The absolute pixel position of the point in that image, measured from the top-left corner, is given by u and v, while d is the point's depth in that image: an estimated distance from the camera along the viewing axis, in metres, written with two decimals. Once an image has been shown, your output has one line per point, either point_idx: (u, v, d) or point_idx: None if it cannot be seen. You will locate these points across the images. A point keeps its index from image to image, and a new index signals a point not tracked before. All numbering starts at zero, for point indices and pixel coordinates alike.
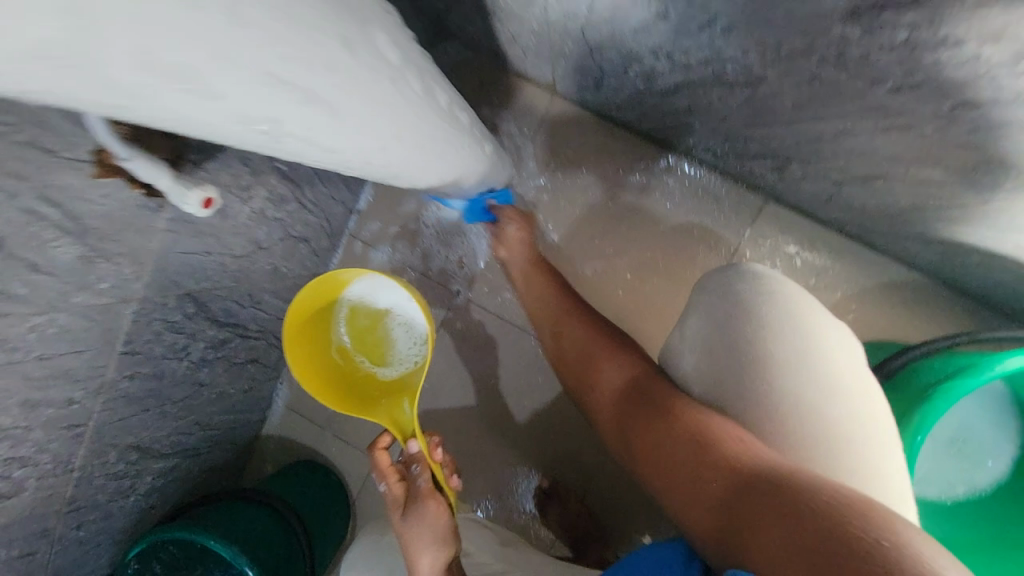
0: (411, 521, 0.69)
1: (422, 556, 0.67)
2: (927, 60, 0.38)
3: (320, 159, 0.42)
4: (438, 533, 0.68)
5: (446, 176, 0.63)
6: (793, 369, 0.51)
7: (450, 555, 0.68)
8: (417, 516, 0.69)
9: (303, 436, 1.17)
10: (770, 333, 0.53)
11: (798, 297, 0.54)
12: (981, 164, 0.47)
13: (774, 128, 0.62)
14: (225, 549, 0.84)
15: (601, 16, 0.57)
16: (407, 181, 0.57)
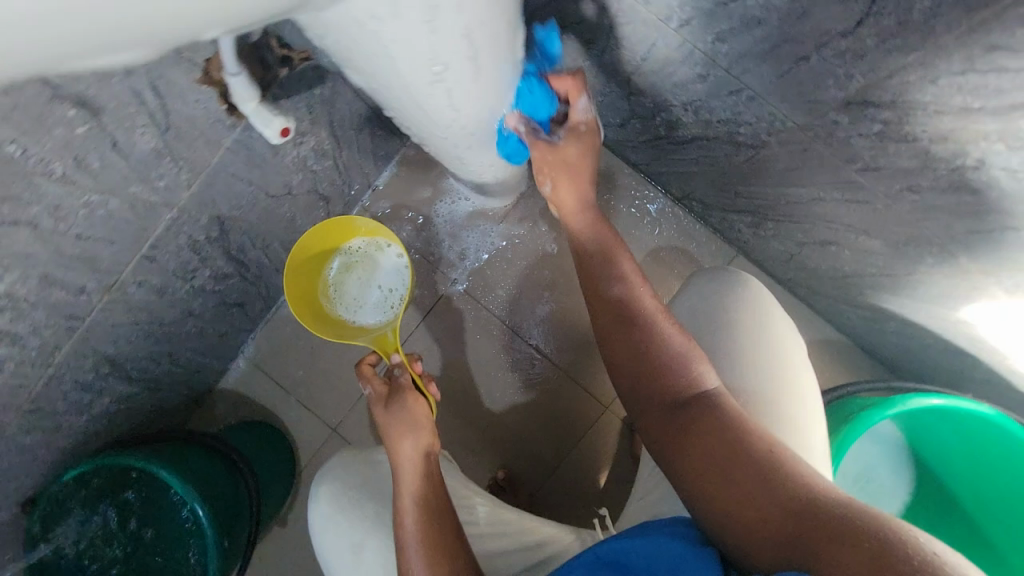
0: (392, 407, 0.76)
1: (403, 439, 0.73)
2: (892, 148, 0.52)
3: (423, 93, 0.50)
4: (416, 420, 0.75)
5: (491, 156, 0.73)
6: (739, 338, 0.63)
7: (428, 442, 0.75)
8: (397, 403, 0.77)
9: (262, 396, 1.14)
10: (732, 315, 0.64)
11: (760, 294, 0.65)
12: (912, 240, 0.63)
13: (762, 187, 0.77)
14: (174, 481, 0.80)
15: (651, 65, 0.70)
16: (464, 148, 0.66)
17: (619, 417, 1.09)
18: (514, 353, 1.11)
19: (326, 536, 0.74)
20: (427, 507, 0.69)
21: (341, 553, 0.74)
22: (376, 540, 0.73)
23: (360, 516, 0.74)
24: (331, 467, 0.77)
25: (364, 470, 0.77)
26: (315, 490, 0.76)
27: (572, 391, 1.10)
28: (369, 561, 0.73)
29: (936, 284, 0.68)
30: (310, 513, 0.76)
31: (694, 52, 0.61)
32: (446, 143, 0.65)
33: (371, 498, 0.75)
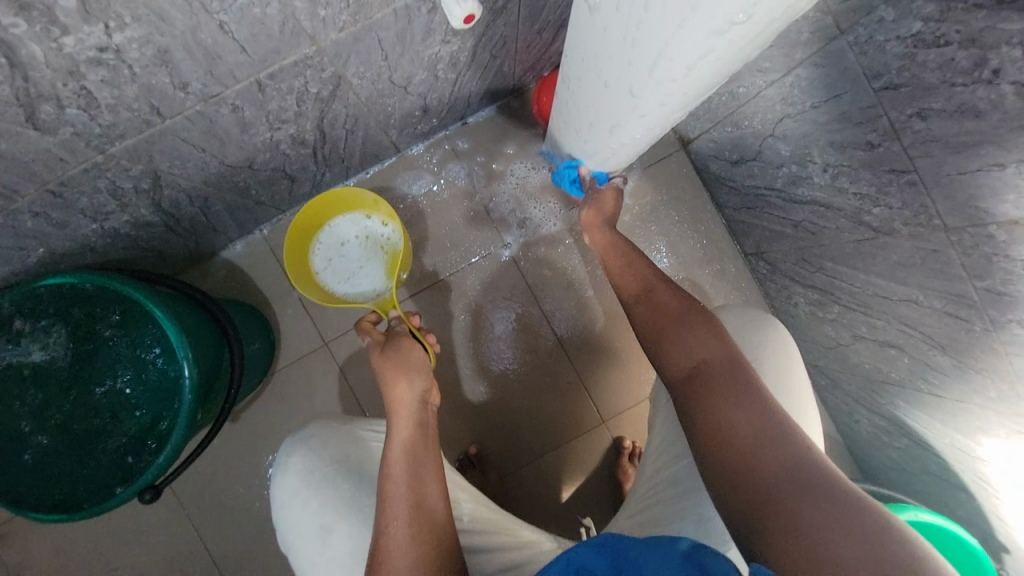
0: (391, 351, 0.68)
1: (397, 388, 0.66)
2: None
3: (666, 48, 0.47)
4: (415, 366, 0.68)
5: (634, 135, 0.70)
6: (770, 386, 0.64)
7: (424, 390, 0.67)
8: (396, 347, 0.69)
9: (265, 281, 1.06)
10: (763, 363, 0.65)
11: (786, 346, 0.67)
12: (987, 371, 0.64)
13: (855, 271, 0.78)
14: (170, 328, 0.72)
15: (818, 116, 0.70)
16: (628, 114, 0.63)
17: (610, 435, 1.07)
18: (534, 336, 1.08)
19: (291, 512, 0.66)
20: (414, 467, 0.61)
21: (306, 534, 0.64)
22: (344, 524, 0.63)
23: (332, 494, 0.65)
24: (304, 435, 0.69)
25: (340, 444, 0.67)
26: (283, 460, 0.68)
27: (576, 394, 1.07)
28: (337, 544, 0.63)
29: (980, 421, 0.69)
30: (276, 485, 0.68)
31: (880, 118, 0.62)
32: (623, 98, 0.60)
33: (344, 477, 0.65)
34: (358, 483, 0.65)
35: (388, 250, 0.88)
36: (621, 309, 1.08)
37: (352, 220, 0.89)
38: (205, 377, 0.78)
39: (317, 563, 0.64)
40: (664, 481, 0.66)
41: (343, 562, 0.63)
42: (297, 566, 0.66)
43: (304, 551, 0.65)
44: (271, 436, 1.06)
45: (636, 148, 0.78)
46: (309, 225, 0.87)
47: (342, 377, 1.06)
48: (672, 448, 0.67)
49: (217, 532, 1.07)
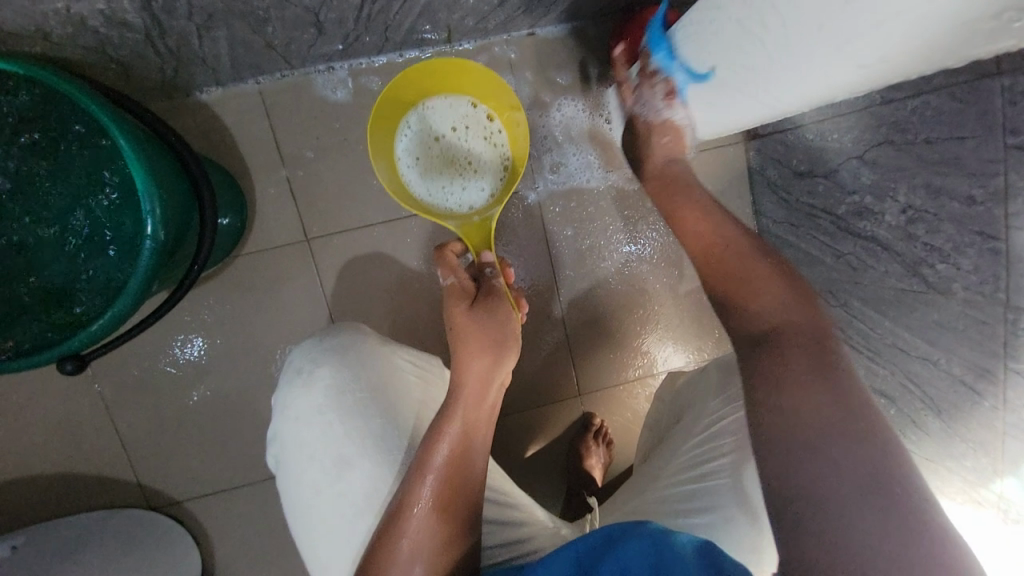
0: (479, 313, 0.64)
1: (477, 357, 0.62)
2: None
3: (887, 27, 0.45)
4: (499, 342, 0.63)
5: (760, 110, 0.68)
6: None
7: (499, 369, 0.63)
8: (486, 308, 0.64)
9: (250, 144, 0.89)
10: None
11: None
12: (975, 444, 0.67)
13: (883, 318, 0.78)
14: (138, 172, 0.58)
15: (925, 154, 0.66)
16: (777, 87, 0.61)
17: (583, 409, 1.05)
18: (537, 292, 1.01)
19: (305, 431, 0.63)
20: (464, 446, 0.59)
21: (319, 459, 0.62)
22: (364, 460, 0.61)
23: (358, 427, 0.62)
24: (337, 350, 0.66)
25: (374, 372, 0.65)
26: (307, 370, 0.65)
27: (562, 361, 1.04)
28: (350, 480, 0.61)
29: (942, 482, 0.73)
30: (292, 395, 0.65)
31: (996, 176, 0.58)
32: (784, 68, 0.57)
33: (373, 410, 0.63)
34: (386, 421, 0.62)
35: (484, 155, 0.78)
36: (630, 289, 1.03)
37: (450, 105, 0.78)
38: (176, 240, 0.65)
39: (322, 494, 0.62)
40: (681, 495, 0.67)
41: (353, 501, 0.61)
42: (292, 491, 0.63)
43: (309, 475, 0.62)
44: (219, 323, 0.93)
45: (739, 122, 0.75)
46: (397, 103, 0.74)
47: (318, 282, 0.93)
48: (700, 467, 0.68)
49: (133, 410, 0.94)
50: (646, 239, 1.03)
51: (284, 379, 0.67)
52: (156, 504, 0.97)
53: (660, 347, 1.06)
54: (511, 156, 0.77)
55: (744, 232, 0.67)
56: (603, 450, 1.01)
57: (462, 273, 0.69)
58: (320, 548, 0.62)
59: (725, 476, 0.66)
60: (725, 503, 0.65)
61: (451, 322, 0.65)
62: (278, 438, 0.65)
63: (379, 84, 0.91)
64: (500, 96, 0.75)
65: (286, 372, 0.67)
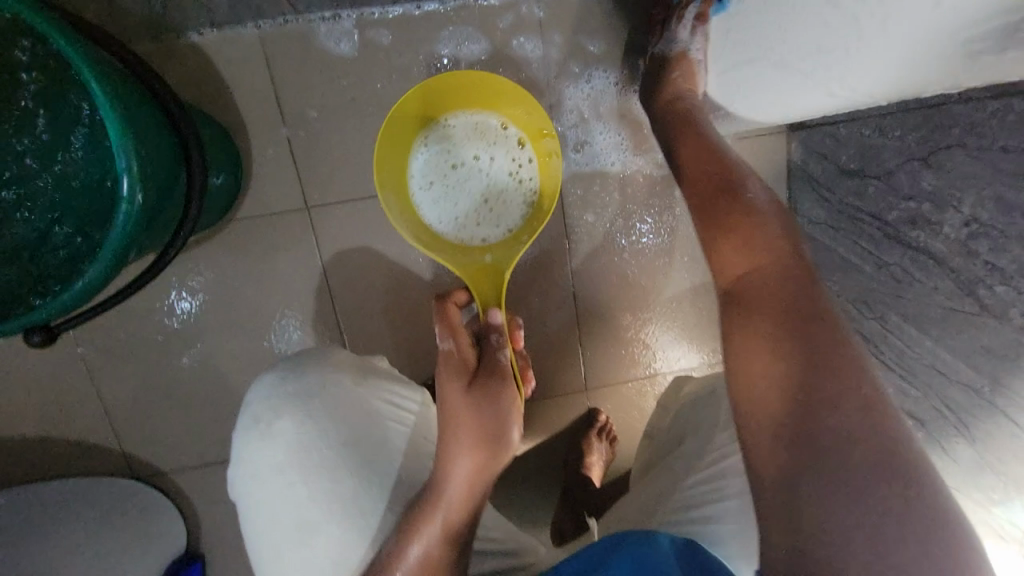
0: (476, 398, 0.54)
1: (468, 455, 0.54)
2: None
3: None
4: (495, 440, 0.54)
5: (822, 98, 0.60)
6: None
7: (491, 467, 0.55)
8: (483, 391, 0.54)
9: (245, 98, 0.80)
10: None
11: None
12: (1011, 479, 0.63)
13: (922, 336, 0.72)
14: (114, 123, 0.51)
15: (1002, 161, 0.58)
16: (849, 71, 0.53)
17: (588, 404, 1.01)
18: (549, 280, 0.95)
19: (268, 493, 0.60)
20: (446, 544, 0.54)
21: (283, 522, 0.59)
22: (331, 524, 0.58)
23: (326, 488, 0.59)
24: (303, 398, 0.62)
25: (347, 423, 0.61)
26: (270, 422, 0.61)
27: (569, 353, 0.98)
28: (319, 545, 0.58)
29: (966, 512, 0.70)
30: (255, 448, 0.61)
31: None
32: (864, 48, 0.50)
33: (344, 469, 0.59)
34: (358, 481, 0.59)
35: (503, 180, 0.73)
36: (648, 283, 0.97)
37: (473, 120, 0.73)
38: (158, 203, 0.58)
39: (290, 558, 0.59)
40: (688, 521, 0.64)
41: (321, 563, 0.58)
42: (256, 546, 0.61)
43: (273, 534, 0.59)
44: (207, 291, 0.87)
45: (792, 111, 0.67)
46: (412, 116, 0.69)
47: (315, 255, 0.87)
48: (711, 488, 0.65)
49: (116, 376, 0.89)
50: (670, 230, 0.96)
51: (244, 425, 0.64)
52: (139, 473, 0.93)
53: (663, 336, 1.00)
54: (535, 187, 0.72)
55: (769, 201, 0.56)
56: (605, 448, 0.97)
57: (460, 335, 0.58)
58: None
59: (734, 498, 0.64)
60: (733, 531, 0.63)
61: (442, 400, 0.56)
62: (241, 489, 0.63)
63: (391, 39, 0.82)
64: (527, 121, 0.71)
65: (245, 418, 0.63)
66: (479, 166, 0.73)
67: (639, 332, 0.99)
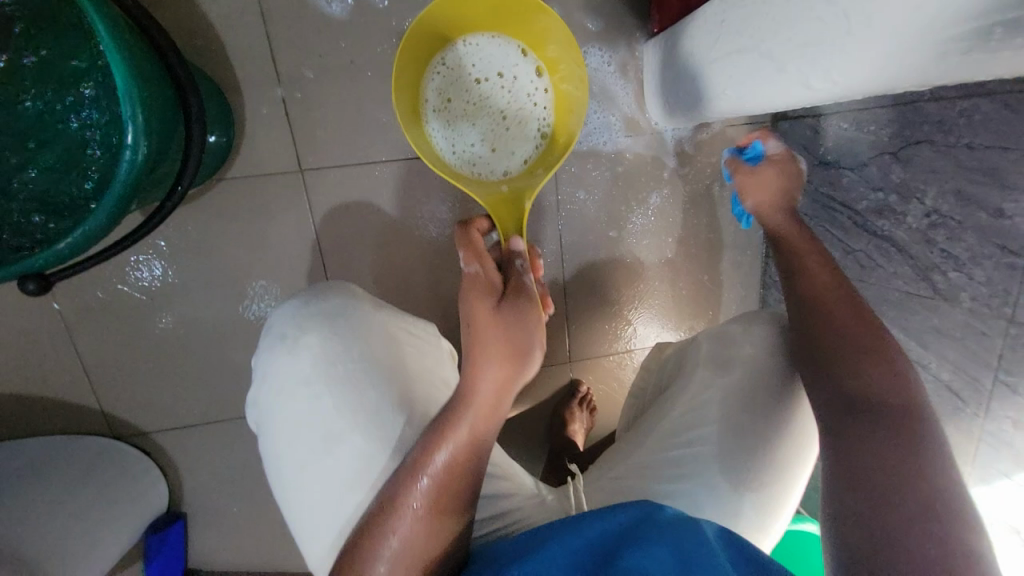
0: (509, 313, 0.51)
1: (503, 364, 0.50)
2: None
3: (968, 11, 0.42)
4: (526, 355, 0.51)
5: (802, 98, 0.64)
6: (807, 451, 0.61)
7: (520, 381, 0.52)
8: (515, 308, 0.52)
9: (238, 53, 0.78)
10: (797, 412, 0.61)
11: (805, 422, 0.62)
12: (949, 444, 0.72)
13: (881, 317, 0.79)
14: (117, 70, 0.50)
15: (964, 158, 0.64)
16: (827, 73, 0.57)
17: (570, 376, 1.05)
18: (539, 254, 0.98)
19: (293, 401, 0.55)
20: (464, 461, 0.50)
21: (305, 433, 0.54)
22: (356, 435, 0.53)
23: (354, 400, 0.54)
24: (330, 312, 0.58)
25: (373, 338, 0.57)
26: (293, 334, 0.57)
27: (555, 325, 1.02)
28: (340, 459, 0.53)
29: None
30: (276, 363, 0.57)
31: None
32: (841, 48, 0.53)
33: (370, 380, 0.55)
34: (385, 392, 0.55)
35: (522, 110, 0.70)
36: (633, 260, 1.01)
37: (496, 47, 0.70)
38: (156, 158, 0.57)
39: (307, 471, 0.54)
40: (665, 461, 0.62)
41: (343, 478, 0.53)
42: (275, 467, 0.56)
43: (293, 450, 0.54)
44: (191, 250, 0.85)
45: (772, 107, 0.71)
46: (430, 32, 0.65)
47: (308, 218, 0.86)
48: (683, 433, 0.63)
49: (96, 334, 0.87)
50: (656, 211, 0.99)
51: (266, 343, 0.59)
52: (120, 432, 0.92)
53: (643, 315, 1.04)
54: (553, 125, 0.70)
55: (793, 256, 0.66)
56: (586, 416, 1.02)
57: (489, 261, 0.56)
58: (303, 526, 0.54)
59: (710, 443, 0.61)
60: (709, 472, 0.60)
61: (468, 318, 0.53)
62: (259, 409, 0.58)
63: (387, 2, 0.80)
64: (552, 53, 0.68)
65: (268, 337, 0.59)
66: (501, 89, 0.70)
67: (621, 309, 1.04)
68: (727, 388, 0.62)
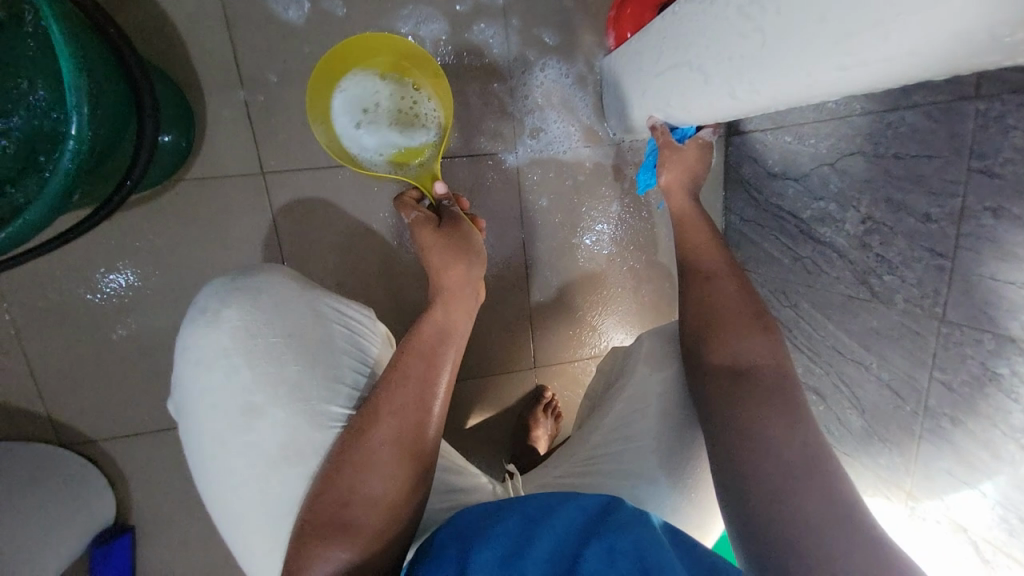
0: (445, 232, 0.63)
1: (454, 265, 0.61)
2: (1003, 388, 0.59)
3: (872, 25, 0.45)
4: (474, 251, 0.63)
5: (738, 107, 0.67)
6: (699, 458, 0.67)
7: (473, 281, 0.62)
8: (453, 229, 0.64)
9: (200, 56, 0.79)
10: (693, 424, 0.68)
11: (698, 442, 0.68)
12: (892, 443, 0.74)
13: (827, 320, 0.82)
14: (65, 61, 0.51)
15: (893, 167, 0.68)
16: (758, 82, 0.60)
17: (534, 382, 1.05)
18: (502, 260, 0.99)
19: (209, 376, 0.53)
20: (431, 355, 0.55)
21: (222, 406, 0.52)
22: (278, 410, 0.52)
23: (275, 373, 0.53)
24: (252, 286, 0.56)
25: (298, 314, 0.56)
26: (213, 308, 0.54)
27: (520, 331, 1.03)
28: (262, 430, 0.51)
29: (856, 475, 0.80)
30: (193, 338, 0.54)
31: (954, 197, 0.61)
32: (768, 59, 0.57)
33: (294, 355, 0.54)
34: (310, 368, 0.54)
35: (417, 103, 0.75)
36: (595, 268, 1.03)
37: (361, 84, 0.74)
38: (104, 151, 0.57)
39: (226, 446, 0.52)
40: (607, 457, 0.66)
41: (265, 453, 0.51)
42: (191, 444, 0.53)
43: (211, 427, 0.52)
44: (147, 250, 0.84)
45: (714, 117, 0.74)
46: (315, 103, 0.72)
47: (269, 221, 0.86)
48: (623, 429, 0.67)
49: (45, 337, 0.85)
50: (616, 219, 1.02)
51: (187, 320, 0.56)
52: (67, 440, 0.89)
53: (609, 323, 1.06)
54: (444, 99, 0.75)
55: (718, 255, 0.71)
56: (549, 423, 1.01)
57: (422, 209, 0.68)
58: (225, 504, 0.52)
59: (642, 436, 0.66)
60: (644, 464, 0.65)
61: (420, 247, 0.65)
62: (176, 387, 0.55)
63: (346, 12, 0.83)
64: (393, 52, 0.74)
65: (188, 312, 0.56)
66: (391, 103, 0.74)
67: (586, 317, 1.05)
68: (666, 384, 0.68)
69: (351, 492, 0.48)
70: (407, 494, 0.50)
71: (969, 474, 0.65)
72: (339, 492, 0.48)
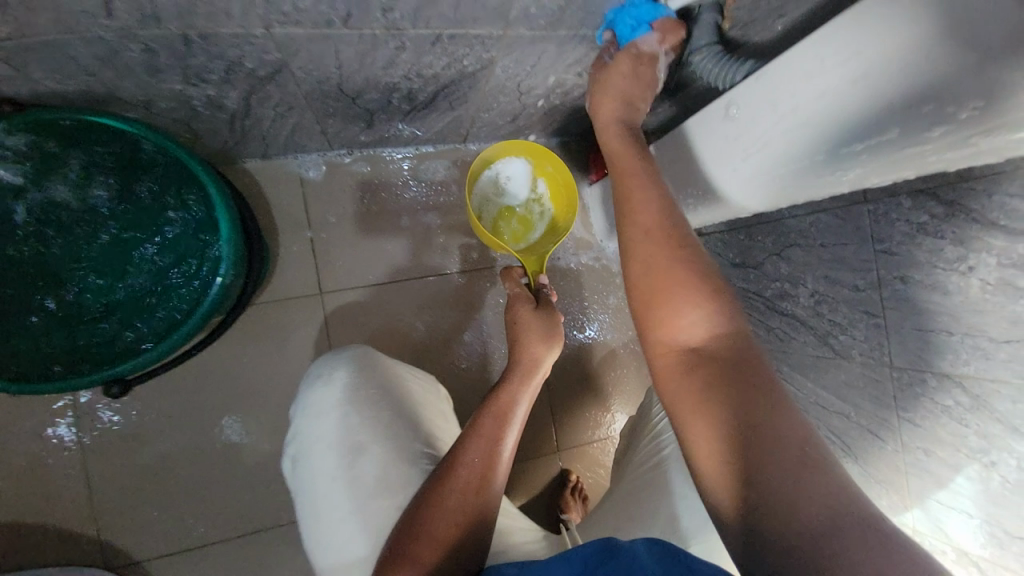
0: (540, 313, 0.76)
1: (538, 343, 0.73)
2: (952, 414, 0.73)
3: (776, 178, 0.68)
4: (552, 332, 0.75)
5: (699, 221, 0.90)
6: None
7: (553, 356, 0.75)
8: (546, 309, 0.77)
9: (277, 207, 1.00)
10: None
11: None
12: (887, 483, 0.84)
13: (806, 379, 0.96)
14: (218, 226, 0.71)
15: (823, 253, 0.89)
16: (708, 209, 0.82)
17: (560, 464, 1.13)
18: None
19: (321, 422, 0.64)
20: (505, 417, 0.65)
21: (334, 446, 0.62)
22: (378, 449, 0.63)
23: (377, 419, 0.64)
24: (356, 353, 0.69)
25: (393, 376, 0.69)
26: (327, 372, 0.67)
27: (542, 416, 1.13)
28: (363, 466, 0.62)
29: None
30: (311, 393, 0.66)
31: (871, 271, 0.81)
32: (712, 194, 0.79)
33: (390, 406, 0.66)
34: (401, 415, 0.66)
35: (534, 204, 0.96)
36: (602, 353, 1.18)
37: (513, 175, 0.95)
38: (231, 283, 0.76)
39: (336, 480, 0.61)
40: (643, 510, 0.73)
41: (366, 487, 0.61)
42: (302, 477, 0.63)
43: (322, 466, 0.62)
44: (216, 366, 0.96)
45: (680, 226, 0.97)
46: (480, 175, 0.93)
47: (324, 332, 1.01)
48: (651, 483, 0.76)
49: (111, 456, 0.92)
50: (614, 309, 1.19)
51: (306, 380, 0.68)
52: (113, 564, 0.90)
53: (619, 403, 1.18)
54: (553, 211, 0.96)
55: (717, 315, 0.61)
56: (580, 505, 1.06)
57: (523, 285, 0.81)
58: (329, 541, 0.60)
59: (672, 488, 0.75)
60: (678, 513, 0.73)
61: (515, 317, 0.77)
62: (293, 433, 0.66)
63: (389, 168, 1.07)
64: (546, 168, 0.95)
65: (307, 376, 0.69)
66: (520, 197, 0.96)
67: (599, 398, 1.17)
68: None
69: (421, 528, 0.56)
70: (465, 532, 0.57)
71: (952, 497, 0.75)
72: (410, 528, 0.56)
